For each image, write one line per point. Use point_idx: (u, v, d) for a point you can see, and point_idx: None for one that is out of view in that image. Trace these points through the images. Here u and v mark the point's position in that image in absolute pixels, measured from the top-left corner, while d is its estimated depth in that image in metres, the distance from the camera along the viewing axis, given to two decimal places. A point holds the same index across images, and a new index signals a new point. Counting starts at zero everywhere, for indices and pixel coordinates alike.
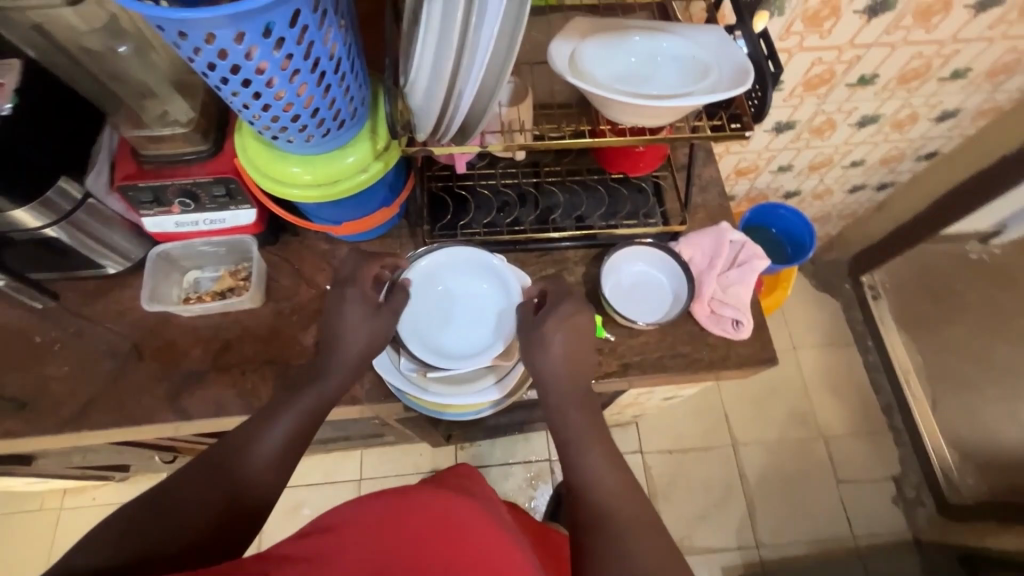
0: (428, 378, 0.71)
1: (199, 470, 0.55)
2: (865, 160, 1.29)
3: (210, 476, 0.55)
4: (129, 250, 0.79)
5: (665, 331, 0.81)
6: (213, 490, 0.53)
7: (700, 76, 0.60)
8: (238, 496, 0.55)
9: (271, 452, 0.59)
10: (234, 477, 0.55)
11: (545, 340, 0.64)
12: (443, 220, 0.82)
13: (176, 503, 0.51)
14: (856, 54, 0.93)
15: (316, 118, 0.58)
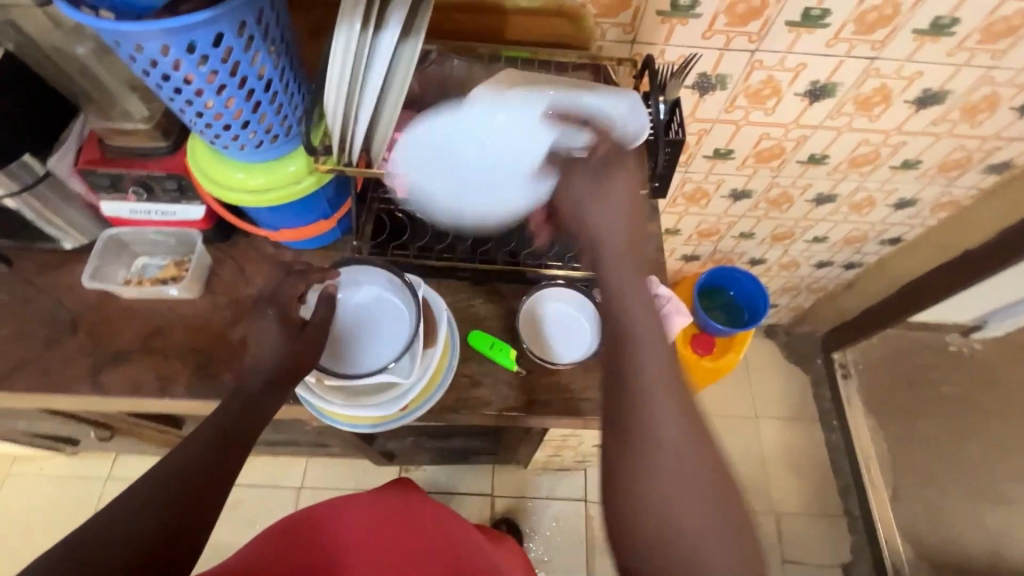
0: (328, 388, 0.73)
1: (131, 500, 0.54)
2: (828, 237, 1.32)
3: (143, 501, 0.54)
4: (84, 228, 0.85)
5: (577, 374, 0.83)
6: (146, 511, 0.53)
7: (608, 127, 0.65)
8: (181, 512, 0.54)
9: (210, 464, 0.59)
10: (169, 496, 0.55)
11: (597, 192, 0.62)
12: (379, 238, 0.87)
13: (105, 538, 0.50)
14: (803, 134, 0.97)
15: (247, 129, 0.64)
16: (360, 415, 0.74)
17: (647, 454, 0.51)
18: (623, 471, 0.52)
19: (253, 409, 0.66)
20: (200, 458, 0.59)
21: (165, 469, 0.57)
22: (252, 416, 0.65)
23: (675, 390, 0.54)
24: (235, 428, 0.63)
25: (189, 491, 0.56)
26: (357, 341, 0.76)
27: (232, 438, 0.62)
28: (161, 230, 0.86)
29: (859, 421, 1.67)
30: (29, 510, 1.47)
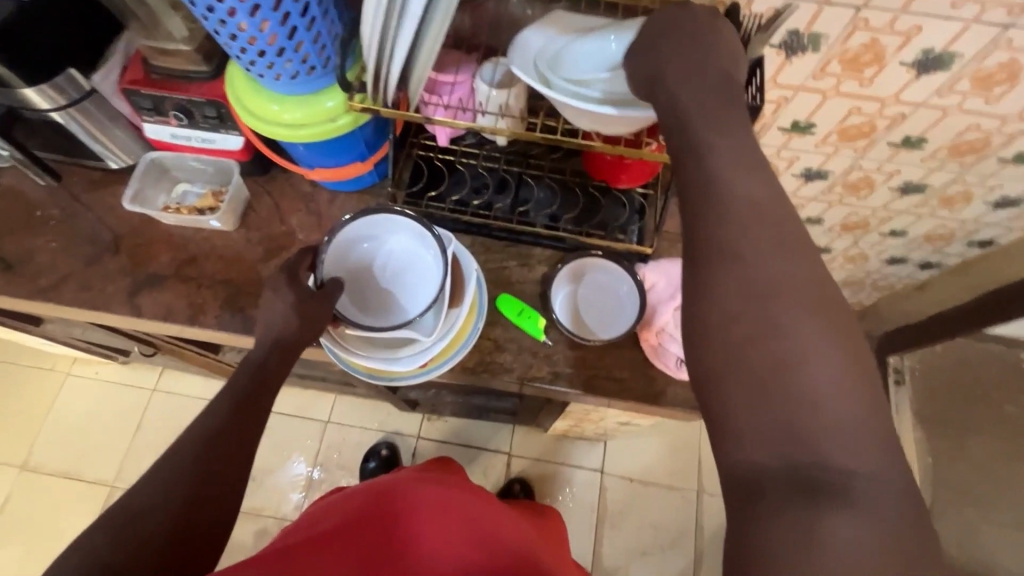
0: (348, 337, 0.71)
1: (160, 474, 0.56)
2: (907, 232, 1.18)
3: (170, 476, 0.56)
4: (128, 149, 0.85)
5: (606, 351, 0.79)
6: (173, 484, 0.55)
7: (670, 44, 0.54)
8: (204, 484, 0.57)
9: (227, 433, 0.60)
10: (194, 469, 0.57)
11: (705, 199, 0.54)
12: (416, 187, 0.84)
13: (137, 512, 0.53)
14: (901, 112, 0.85)
15: (283, 58, 0.60)
16: (379, 368, 0.72)
17: (771, 348, 0.41)
18: (722, 358, 0.43)
19: (272, 377, 0.66)
20: (219, 430, 0.60)
21: (189, 440, 0.59)
22: (268, 388, 0.65)
23: (807, 281, 0.43)
24: (253, 395, 0.64)
25: (210, 462, 0.58)
26: (380, 291, 0.74)
27: (251, 406, 0.63)
28: (200, 158, 0.85)
29: (906, 432, 1.56)
30: (85, 409, 1.60)
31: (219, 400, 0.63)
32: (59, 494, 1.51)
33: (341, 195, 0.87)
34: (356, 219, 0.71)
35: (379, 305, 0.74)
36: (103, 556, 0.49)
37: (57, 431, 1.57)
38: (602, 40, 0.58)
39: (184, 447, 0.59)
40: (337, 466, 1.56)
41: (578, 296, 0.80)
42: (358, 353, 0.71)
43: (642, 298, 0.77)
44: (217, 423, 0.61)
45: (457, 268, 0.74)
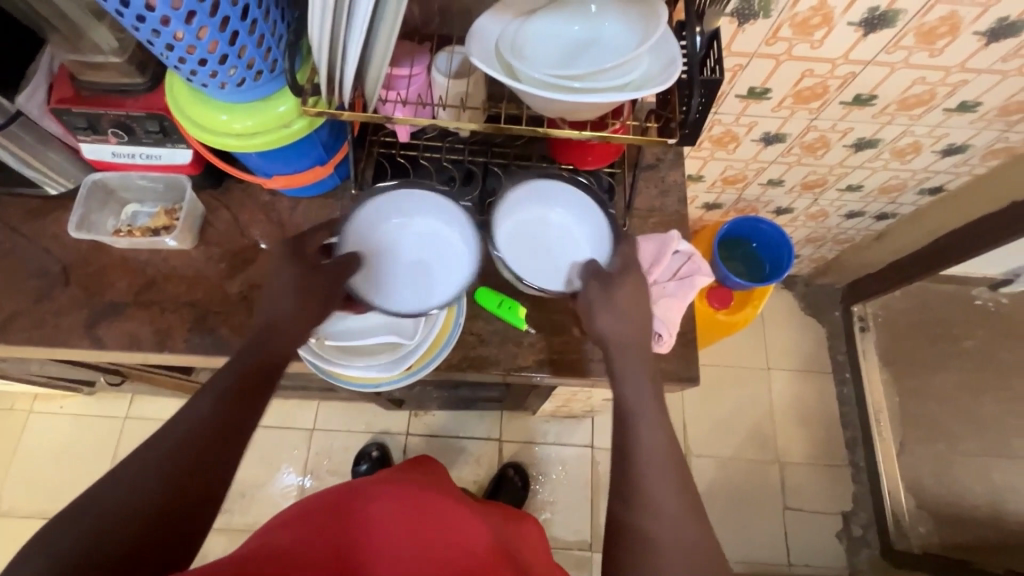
0: (327, 346, 0.71)
1: (130, 471, 0.51)
2: (863, 186, 1.22)
3: (143, 475, 0.51)
4: (68, 172, 0.80)
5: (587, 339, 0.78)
6: (145, 484, 0.51)
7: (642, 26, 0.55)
8: (171, 495, 0.51)
9: (211, 434, 0.55)
10: (165, 476, 0.51)
11: (609, 300, 0.67)
12: (380, 186, 0.81)
13: (99, 511, 0.48)
14: (851, 71, 0.87)
15: (227, 65, 0.57)
16: (363, 376, 0.71)
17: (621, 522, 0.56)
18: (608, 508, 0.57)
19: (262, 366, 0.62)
20: (200, 430, 0.55)
21: (166, 432, 0.55)
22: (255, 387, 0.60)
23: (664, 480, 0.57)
24: (237, 405, 0.58)
25: (187, 464, 0.53)
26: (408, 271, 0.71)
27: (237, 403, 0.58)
28: (148, 175, 0.81)
29: (874, 375, 1.64)
30: (54, 446, 1.53)
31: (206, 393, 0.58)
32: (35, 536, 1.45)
33: (304, 201, 0.84)
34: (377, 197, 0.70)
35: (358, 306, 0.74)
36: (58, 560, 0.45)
37: (25, 472, 1.50)
38: (565, 26, 0.58)
39: (158, 444, 0.54)
40: (328, 472, 1.54)
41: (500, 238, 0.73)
42: (337, 363, 0.69)
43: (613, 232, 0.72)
44: (199, 417, 0.56)
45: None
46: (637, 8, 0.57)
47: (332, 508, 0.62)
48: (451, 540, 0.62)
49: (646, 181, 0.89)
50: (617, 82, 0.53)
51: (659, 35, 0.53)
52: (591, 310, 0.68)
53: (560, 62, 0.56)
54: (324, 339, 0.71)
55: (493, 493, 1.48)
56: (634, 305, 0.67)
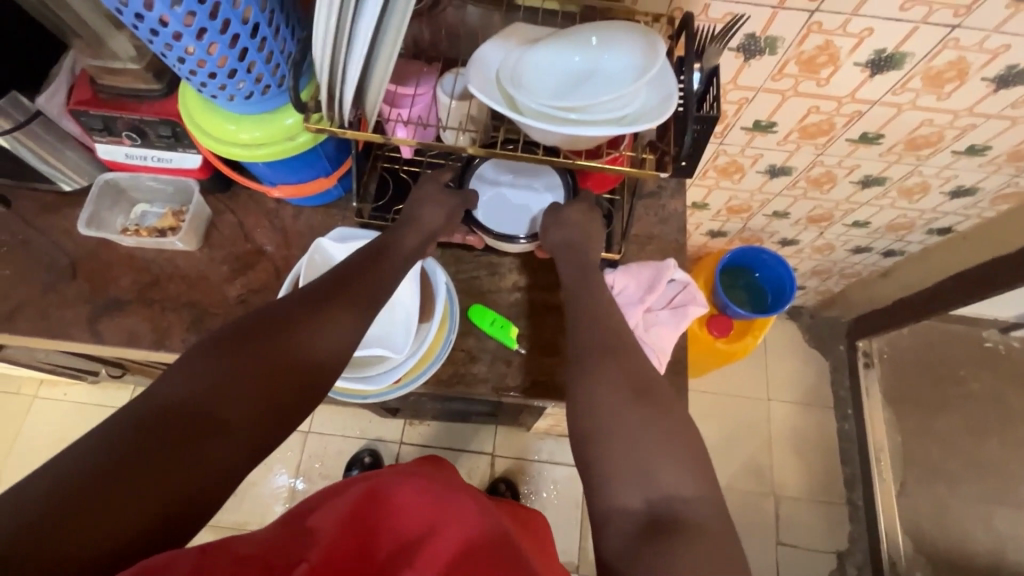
0: None
1: (188, 389, 0.52)
2: (870, 223, 1.22)
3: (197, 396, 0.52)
4: (83, 171, 0.83)
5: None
6: (269, 357, 0.56)
7: (642, 59, 0.57)
8: (290, 377, 0.57)
9: (312, 336, 0.59)
10: (289, 360, 0.57)
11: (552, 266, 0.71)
12: (382, 201, 0.83)
13: (232, 364, 0.55)
14: (858, 109, 0.87)
15: (235, 79, 0.59)
16: (350, 387, 0.71)
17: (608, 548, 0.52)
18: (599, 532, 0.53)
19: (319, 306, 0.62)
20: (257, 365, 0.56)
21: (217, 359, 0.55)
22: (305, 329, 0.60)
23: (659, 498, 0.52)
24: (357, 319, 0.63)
25: (272, 369, 0.56)
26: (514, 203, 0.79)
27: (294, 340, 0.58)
28: (159, 177, 0.83)
29: (876, 412, 1.61)
30: (54, 432, 1.55)
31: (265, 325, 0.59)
32: None
33: (307, 210, 0.86)
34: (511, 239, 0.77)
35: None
36: (194, 398, 0.52)
37: (24, 456, 1.52)
38: (565, 57, 0.59)
39: (213, 364, 0.55)
40: (320, 476, 1.55)
41: (498, 236, 0.77)
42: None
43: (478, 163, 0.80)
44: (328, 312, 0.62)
45: (426, 283, 0.75)
46: (637, 43, 0.58)
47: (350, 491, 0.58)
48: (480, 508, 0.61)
49: (647, 208, 0.89)
50: (610, 115, 0.54)
51: (655, 72, 0.54)
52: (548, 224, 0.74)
53: (558, 90, 0.58)
54: None
55: None
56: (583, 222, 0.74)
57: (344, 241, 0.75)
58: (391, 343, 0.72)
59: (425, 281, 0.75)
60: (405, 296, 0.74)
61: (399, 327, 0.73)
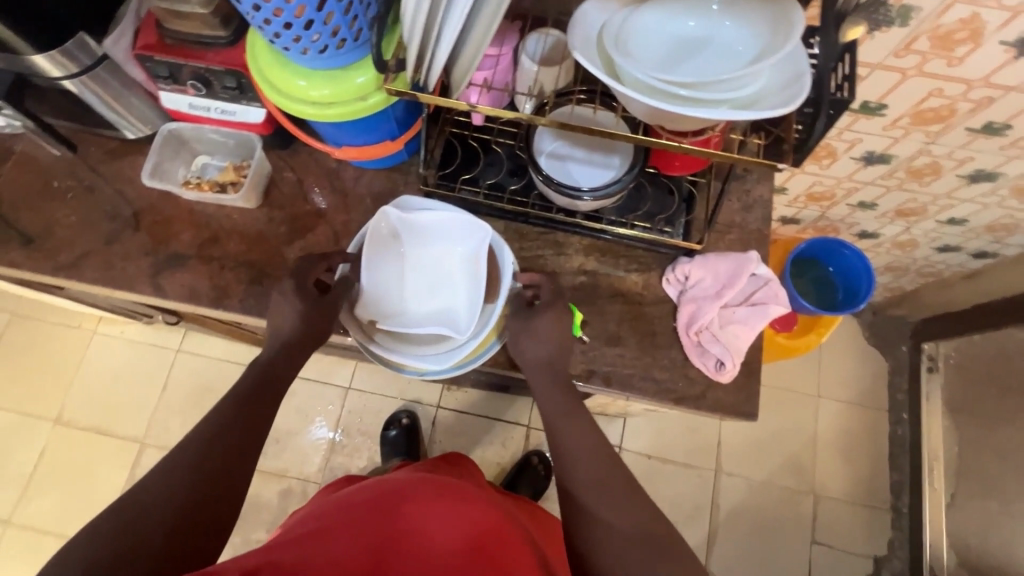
0: (377, 328, 0.70)
1: (164, 471, 0.56)
2: (967, 221, 1.11)
3: (172, 474, 0.56)
4: (146, 119, 0.81)
5: (650, 281, 0.78)
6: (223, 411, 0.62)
7: (774, 32, 0.49)
8: (245, 416, 0.62)
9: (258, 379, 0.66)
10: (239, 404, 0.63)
11: (529, 325, 0.68)
12: (448, 168, 0.78)
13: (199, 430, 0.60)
14: (989, 96, 0.76)
15: (312, 32, 0.55)
16: (407, 363, 0.69)
17: None
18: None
19: (277, 383, 0.67)
20: (220, 434, 0.60)
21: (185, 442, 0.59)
22: (274, 397, 0.66)
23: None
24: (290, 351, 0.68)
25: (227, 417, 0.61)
26: (582, 167, 0.73)
27: (259, 407, 0.64)
28: (220, 130, 0.81)
29: (935, 420, 1.52)
30: (112, 367, 1.62)
31: (226, 405, 0.63)
32: (89, 448, 1.55)
33: (370, 172, 0.83)
34: (592, 192, 0.69)
35: (417, 294, 0.72)
36: (176, 466, 0.56)
37: (85, 388, 1.60)
38: (679, 21, 0.53)
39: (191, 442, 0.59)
40: (358, 431, 1.58)
41: (576, 193, 0.69)
42: (389, 349, 0.69)
43: (531, 130, 0.72)
44: (260, 357, 0.67)
45: (493, 260, 0.70)
46: (769, 12, 0.50)
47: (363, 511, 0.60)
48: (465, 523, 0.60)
49: (730, 193, 0.82)
50: (725, 96, 0.47)
51: (788, 51, 0.46)
52: (517, 336, 0.69)
53: (665, 62, 0.51)
54: (374, 322, 0.70)
55: (515, 477, 1.48)
56: (558, 332, 0.68)
57: (412, 211, 0.71)
58: (455, 321, 0.69)
59: (491, 258, 0.71)
60: (461, 274, 0.72)
61: (465, 304, 0.70)
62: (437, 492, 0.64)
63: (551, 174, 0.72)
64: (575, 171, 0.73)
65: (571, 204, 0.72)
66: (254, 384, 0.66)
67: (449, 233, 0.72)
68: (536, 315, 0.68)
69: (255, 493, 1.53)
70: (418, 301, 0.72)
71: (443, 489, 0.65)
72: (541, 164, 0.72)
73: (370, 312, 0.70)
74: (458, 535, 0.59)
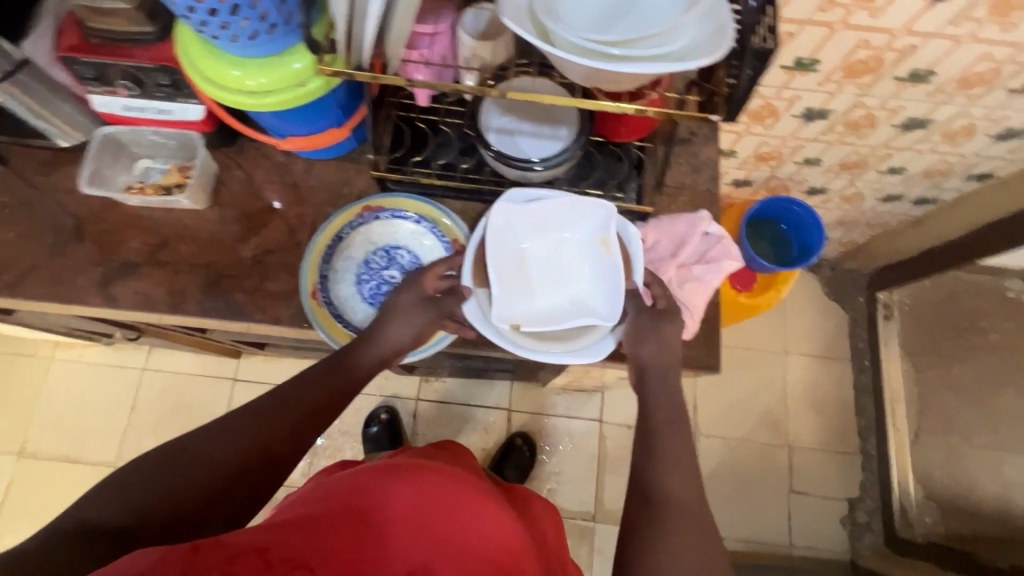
0: (519, 332, 0.67)
1: (232, 422, 0.62)
2: (906, 169, 1.16)
3: (241, 428, 0.62)
4: (79, 125, 0.78)
5: None
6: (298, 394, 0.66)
7: None
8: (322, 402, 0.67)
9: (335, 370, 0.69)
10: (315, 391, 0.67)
11: (656, 331, 0.71)
12: (399, 152, 0.78)
13: (275, 403, 0.65)
14: (911, 44, 0.80)
15: (240, 16, 0.54)
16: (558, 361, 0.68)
17: None
18: None
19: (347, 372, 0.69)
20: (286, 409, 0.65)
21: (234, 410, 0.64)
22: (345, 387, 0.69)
23: None
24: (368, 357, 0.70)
25: (302, 397, 0.66)
26: (531, 135, 0.73)
27: (325, 389, 0.67)
28: (159, 131, 0.78)
29: (895, 364, 1.59)
30: (75, 393, 1.56)
31: (295, 380, 0.68)
32: (58, 477, 1.50)
33: (320, 163, 0.82)
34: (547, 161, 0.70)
35: (546, 288, 0.71)
36: (246, 429, 0.62)
37: (48, 417, 1.55)
38: None
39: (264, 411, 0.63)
40: (339, 432, 1.56)
41: (530, 164, 0.70)
42: (545, 349, 0.67)
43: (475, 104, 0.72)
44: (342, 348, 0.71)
45: (619, 243, 0.69)
46: None
47: (380, 489, 0.56)
48: (478, 526, 0.57)
49: (678, 156, 0.84)
50: (658, 51, 0.49)
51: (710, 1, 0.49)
52: (636, 339, 0.71)
53: (597, 24, 0.53)
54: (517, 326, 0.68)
55: (499, 461, 1.50)
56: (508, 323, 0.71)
57: (521, 206, 0.69)
58: (596, 308, 0.69)
59: (616, 241, 0.69)
60: (591, 262, 0.71)
61: (593, 288, 0.70)
62: (458, 487, 0.60)
63: (503, 147, 0.72)
64: (524, 140, 0.73)
65: (523, 176, 0.72)
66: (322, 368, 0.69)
67: (570, 220, 0.71)
68: (663, 323, 0.71)
69: None
70: (556, 298, 0.70)
71: (461, 485, 0.62)
72: (491, 138, 0.73)
73: (509, 316, 0.68)
74: (471, 534, 0.56)
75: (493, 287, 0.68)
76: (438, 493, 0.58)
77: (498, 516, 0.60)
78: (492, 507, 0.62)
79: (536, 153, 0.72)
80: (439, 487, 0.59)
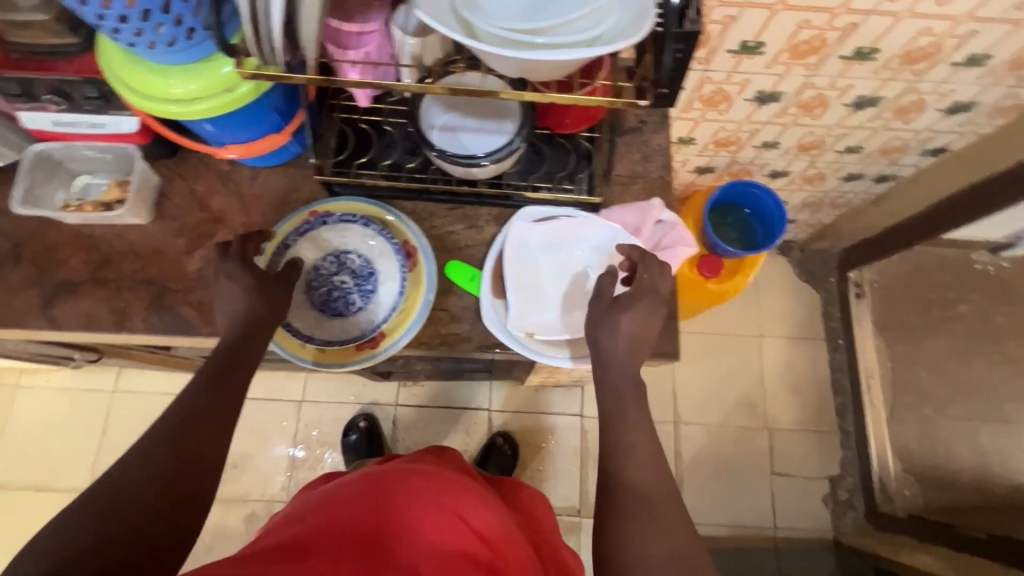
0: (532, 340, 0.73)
1: (135, 458, 0.54)
2: (863, 148, 1.17)
3: (145, 461, 0.54)
4: (11, 142, 0.76)
5: None
6: (196, 403, 0.59)
7: None
8: (216, 401, 0.60)
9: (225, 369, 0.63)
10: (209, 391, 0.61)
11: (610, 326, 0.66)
12: (343, 155, 0.77)
13: (173, 421, 0.57)
14: (852, 22, 0.80)
15: (153, 21, 0.52)
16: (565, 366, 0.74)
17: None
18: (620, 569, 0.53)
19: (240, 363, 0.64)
20: (188, 419, 0.58)
21: (190, 399, 0.59)
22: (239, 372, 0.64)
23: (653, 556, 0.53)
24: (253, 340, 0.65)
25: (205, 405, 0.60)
26: (475, 131, 0.72)
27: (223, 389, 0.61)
28: (94, 145, 0.76)
29: (868, 340, 1.60)
30: (42, 420, 1.52)
31: (189, 392, 0.60)
32: (28, 507, 1.46)
33: (266, 170, 0.80)
34: (491, 157, 0.69)
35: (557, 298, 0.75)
36: (149, 459, 0.54)
37: (15, 445, 1.51)
38: None
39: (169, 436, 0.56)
40: (318, 443, 1.54)
41: (475, 160, 0.70)
42: (556, 355, 0.73)
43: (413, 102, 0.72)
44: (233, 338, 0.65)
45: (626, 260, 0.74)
46: None
47: (367, 500, 0.55)
48: (464, 531, 0.56)
49: (629, 145, 0.84)
50: (581, 36, 0.48)
51: None
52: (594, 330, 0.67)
53: (521, 16, 0.52)
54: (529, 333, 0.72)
55: (481, 462, 1.49)
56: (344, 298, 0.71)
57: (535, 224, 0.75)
58: None
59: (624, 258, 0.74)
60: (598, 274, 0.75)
61: None
62: (443, 492, 0.59)
63: (447, 145, 0.72)
64: (469, 135, 0.72)
65: (468, 172, 0.72)
66: (216, 367, 0.63)
67: (581, 235, 0.75)
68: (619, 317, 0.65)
69: (217, 522, 1.47)
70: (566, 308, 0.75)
71: (448, 489, 0.61)
72: (435, 137, 0.72)
73: (524, 325, 0.72)
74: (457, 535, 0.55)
75: (510, 297, 0.73)
76: (423, 497, 0.57)
77: (482, 517, 0.60)
78: (477, 509, 0.60)
79: (481, 149, 0.71)
80: (428, 492, 0.58)
